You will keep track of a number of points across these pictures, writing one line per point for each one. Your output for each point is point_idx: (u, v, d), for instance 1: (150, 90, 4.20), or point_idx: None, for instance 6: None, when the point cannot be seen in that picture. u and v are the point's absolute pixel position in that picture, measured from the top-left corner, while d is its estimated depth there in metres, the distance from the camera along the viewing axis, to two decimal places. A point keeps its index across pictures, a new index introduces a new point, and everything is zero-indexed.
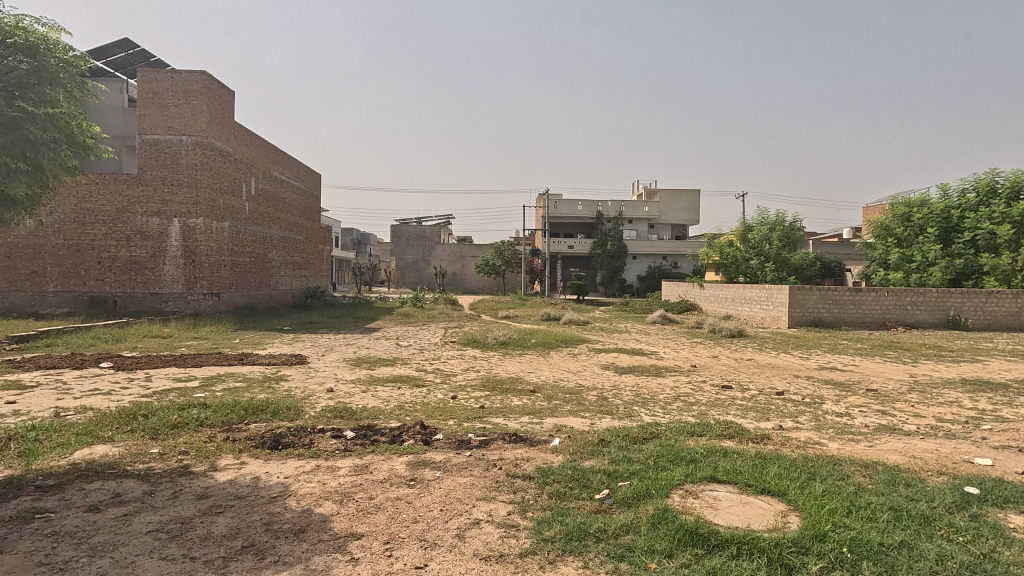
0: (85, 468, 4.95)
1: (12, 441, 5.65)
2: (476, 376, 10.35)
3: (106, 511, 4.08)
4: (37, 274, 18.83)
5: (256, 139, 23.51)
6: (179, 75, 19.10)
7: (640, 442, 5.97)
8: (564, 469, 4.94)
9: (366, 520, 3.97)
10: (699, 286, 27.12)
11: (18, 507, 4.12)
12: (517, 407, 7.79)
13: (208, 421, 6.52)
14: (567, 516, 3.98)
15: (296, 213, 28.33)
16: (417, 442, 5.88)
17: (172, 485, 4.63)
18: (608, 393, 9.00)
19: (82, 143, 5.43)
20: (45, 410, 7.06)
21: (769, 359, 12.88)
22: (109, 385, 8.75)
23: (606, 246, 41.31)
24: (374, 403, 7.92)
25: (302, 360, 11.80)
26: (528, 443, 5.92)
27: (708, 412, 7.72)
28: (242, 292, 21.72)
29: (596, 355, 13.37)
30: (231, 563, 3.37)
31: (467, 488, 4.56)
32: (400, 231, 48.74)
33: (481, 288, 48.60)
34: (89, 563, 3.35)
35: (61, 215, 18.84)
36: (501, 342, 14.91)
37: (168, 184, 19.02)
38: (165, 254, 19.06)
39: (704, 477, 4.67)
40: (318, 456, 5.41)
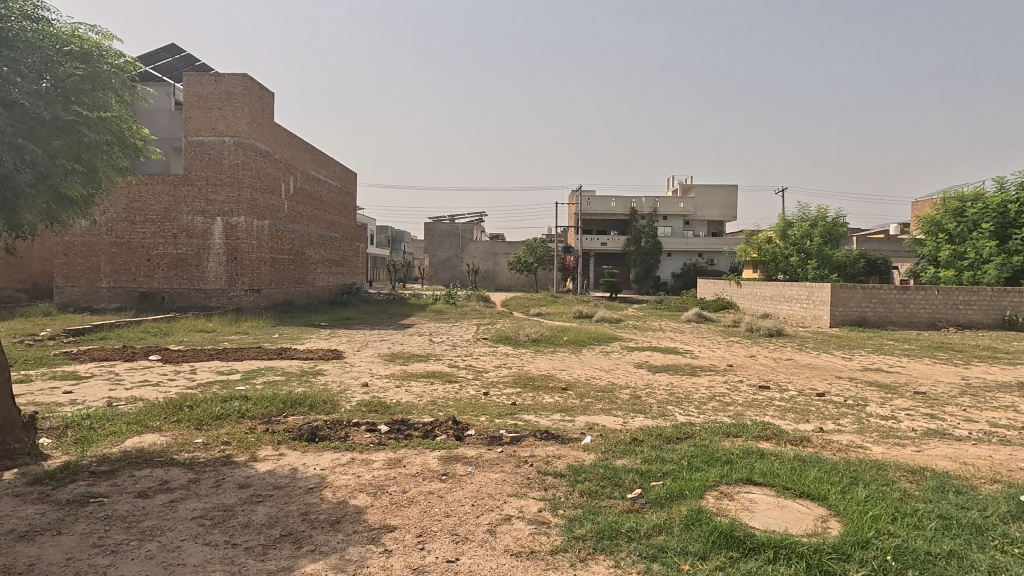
0: (134, 456, 5.18)
1: (70, 429, 5.98)
2: (508, 374, 10.37)
3: (154, 497, 4.27)
4: (91, 271, 19.81)
5: (295, 139, 24.09)
6: (222, 78, 19.72)
7: (674, 442, 5.88)
8: (595, 467, 4.91)
9: (399, 513, 4.04)
10: (736, 284, 26.54)
11: (74, 491, 4.36)
12: (549, 404, 7.80)
13: (248, 413, 6.76)
14: (599, 515, 3.96)
15: (333, 211, 28.93)
16: (449, 437, 5.95)
17: (215, 474, 4.81)
18: (641, 392, 8.89)
19: (133, 145, 5.66)
20: (98, 400, 7.43)
21: (810, 359, 12.47)
22: (158, 377, 9.17)
23: (640, 243, 40.83)
24: (408, 398, 8.05)
25: (339, 355, 12.09)
26: (560, 441, 5.91)
27: (745, 412, 7.57)
28: (282, 288, 22.38)
29: (629, 353, 13.25)
30: (270, 550, 3.48)
31: (499, 484, 4.59)
32: (433, 228, 49.24)
33: (514, 286, 48.68)
34: (139, 546, 3.51)
35: (114, 214, 19.77)
36: (533, 339, 14.93)
37: (212, 183, 19.72)
38: (209, 252, 19.78)
39: (740, 479, 4.57)
40: (353, 449, 5.53)
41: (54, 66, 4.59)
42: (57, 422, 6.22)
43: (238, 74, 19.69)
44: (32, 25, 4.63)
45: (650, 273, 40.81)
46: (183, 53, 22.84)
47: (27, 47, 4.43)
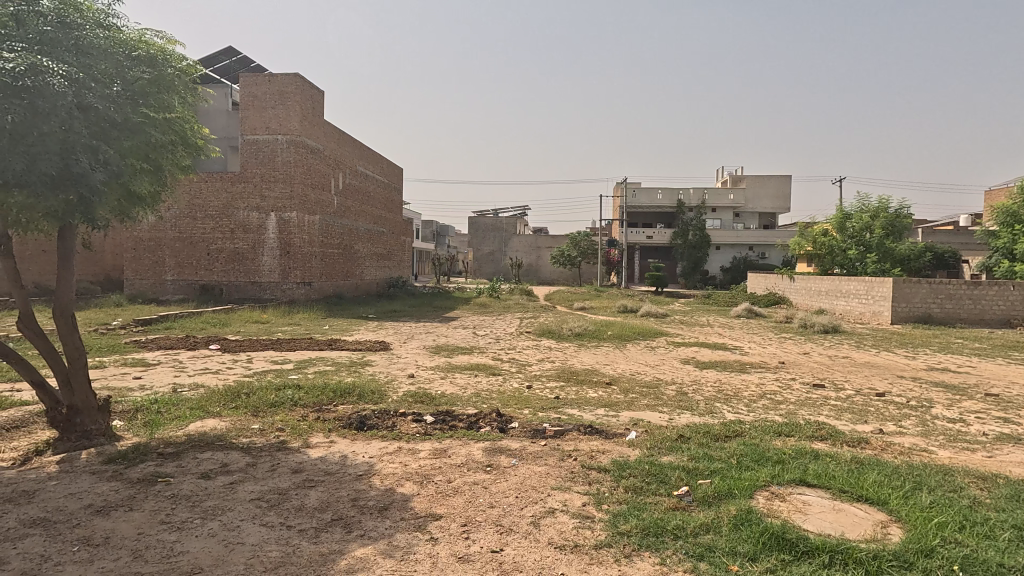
0: (197, 440, 5.47)
1: (139, 412, 6.38)
2: (552, 368, 10.34)
3: (216, 479, 4.51)
4: (157, 264, 20.97)
5: (344, 136, 24.72)
6: (276, 78, 20.40)
7: (722, 440, 5.74)
8: (640, 463, 4.85)
9: (444, 502, 4.11)
10: (789, 278, 25.55)
11: (144, 470, 4.66)
12: (593, 399, 7.75)
13: (301, 401, 7.02)
14: (644, 512, 3.91)
15: (380, 207, 29.59)
16: (494, 429, 6.01)
17: (271, 459, 5.02)
18: (687, 389, 8.70)
19: (194, 144, 5.99)
20: (164, 386, 7.90)
21: (870, 357, 11.87)
22: (218, 365, 9.66)
23: (687, 236, 39.88)
24: (452, 389, 8.17)
25: (386, 347, 12.39)
26: (604, 435, 5.87)
27: (798, 411, 7.29)
28: (331, 281, 23.07)
29: (675, 349, 12.99)
30: (323, 533, 3.62)
31: (543, 478, 4.59)
32: (477, 222, 49.58)
33: (557, 280, 48.46)
34: (202, 524, 3.71)
35: (177, 211, 20.84)
36: (576, 333, 14.85)
37: (266, 180, 20.52)
38: (264, 246, 20.61)
39: (793, 480, 4.40)
40: (399, 438, 5.67)
41: (124, 71, 4.84)
42: (128, 405, 6.65)
43: (290, 74, 20.32)
44: (104, 32, 4.82)
45: (698, 267, 39.80)
46: (239, 55, 23.80)
47: (100, 54, 4.67)
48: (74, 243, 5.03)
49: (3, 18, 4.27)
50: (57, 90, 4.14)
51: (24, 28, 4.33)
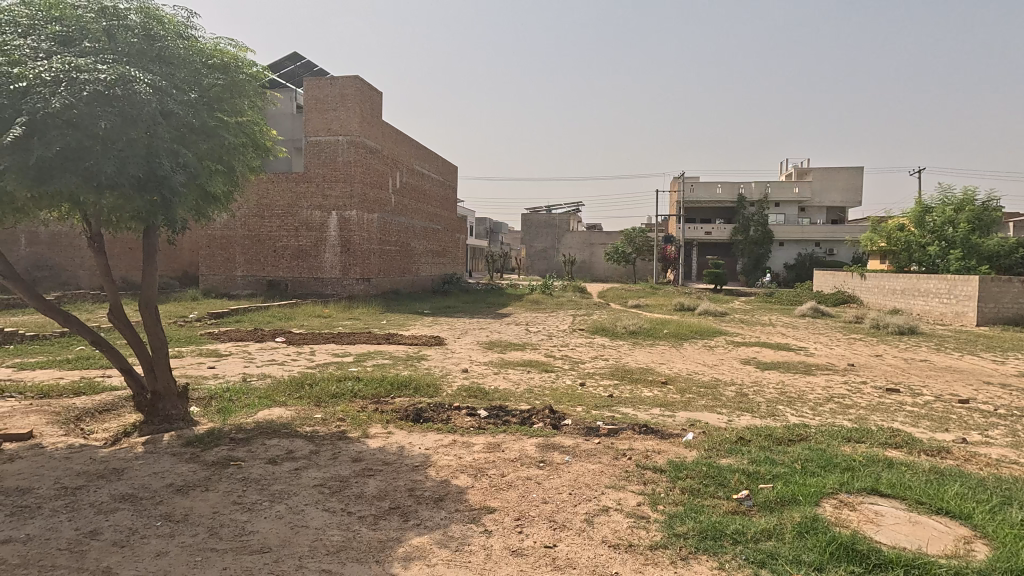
0: (265, 427, 5.78)
1: (213, 399, 6.82)
2: (605, 365, 10.23)
3: (282, 464, 4.75)
4: (229, 261, 22.19)
5: (401, 135, 25.32)
6: (337, 81, 21.11)
7: (785, 444, 5.49)
8: (698, 465, 4.72)
9: (498, 495, 4.16)
10: (859, 276, 24.14)
11: (218, 453, 4.97)
12: (647, 398, 7.61)
13: (360, 393, 7.27)
14: (701, 514, 3.81)
15: (435, 204, 30.14)
16: (546, 425, 6.02)
17: (333, 447, 5.23)
18: (748, 390, 8.38)
19: (263, 146, 6.34)
20: (235, 375, 8.39)
21: (951, 361, 11.03)
22: (283, 357, 10.16)
23: (749, 232, 38.42)
24: (506, 385, 8.24)
25: (440, 342, 12.63)
26: (660, 436, 5.74)
27: (869, 417, 6.88)
28: (389, 277, 23.72)
29: (735, 348, 12.55)
30: (381, 521, 3.74)
31: (596, 476, 4.55)
32: (530, 219, 49.57)
33: (611, 277, 47.80)
34: (270, 507, 3.92)
35: (247, 210, 22.00)
36: (631, 331, 14.61)
37: (328, 180, 21.35)
38: (326, 244, 21.46)
39: (864, 488, 4.17)
40: (454, 431, 5.77)
41: (200, 79, 5.18)
42: (204, 393, 7.11)
43: (351, 76, 20.98)
44: (184, 42, 5.16)
45: (760, 264, 38.32)
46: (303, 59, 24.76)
47: (180, 63, 5.02)
48: (157, 241, 5.41)
49: (97, 33, 4.63)
50: (143, 98, 4.40)
51: (115, 42, 4.70)
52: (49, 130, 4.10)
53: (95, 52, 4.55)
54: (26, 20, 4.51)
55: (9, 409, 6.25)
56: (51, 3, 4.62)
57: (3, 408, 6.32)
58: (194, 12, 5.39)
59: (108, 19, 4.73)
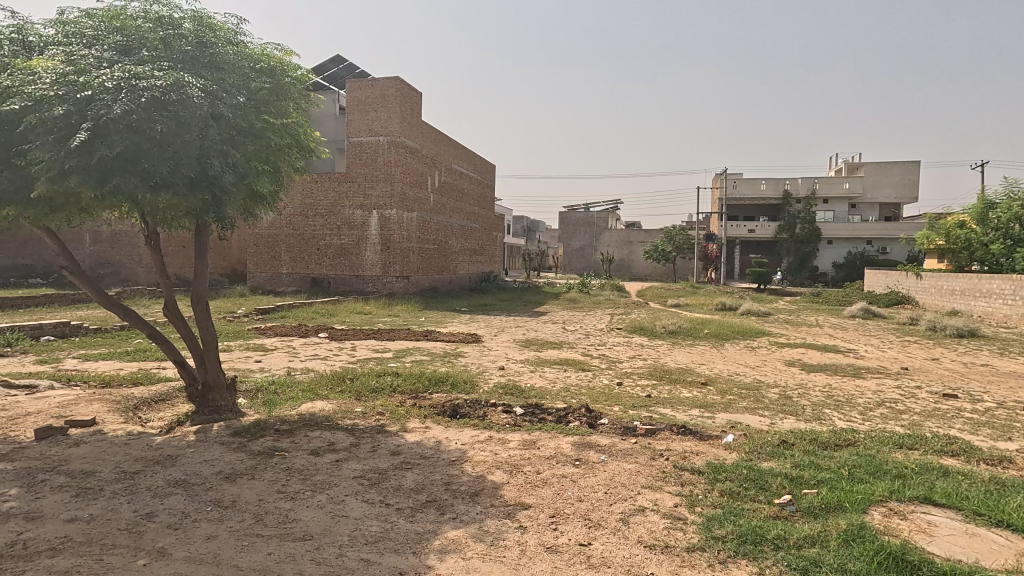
0: (308, 419, 5.96)
1: (260, 392, 7.09)
2: (643, 365, 10.09)
3: (324, 456, 4.90)
4: (275, 259, 22.94)
5: (440, 135, 25.64)
6: (378, 83, 21.51)
7: (832, 448, 5.31)
8: (738, 467, 4.61)
9: (533, 492, 4.16)
10: (914, 276, 23.00)
11: (264, 443, 5.16)
12: (687, 399, 7.47)
13: (399, 388, 7.41)
14: (741, 518, 3.72)
15: (473, 203, 30.37)
16: (582, 424, 6.00)
17: (372, 440, 5.35)
18: (791, 392, 8.12)
19: (307, 146, 6.54)
20: (280, 369, 8.69)
21: (1016, 366, 10.39)
22: (326, 352, 10.47)
23: (794, 230, 37.16)
24: (542, 383, 8.26)
25: (477, 339, 12.73)
26: (698, 437, 5.64)
27: (923, 423, 6.56)
28: (427, 275, 24.02)
29: (779, 350, 12.17)
30: (418, 513, 3.81)
31: (633, 475, 4.51)
32: (568, 217, 49.34)
33: (650, 276, 47.08)
34: (312, 496, 4.05)
35: (292, 209, 22.69)
36: (670, 331, 14.37)
37: (369, 179, 21.83)
38: (367, 242, 21.94)
39: (916, 497, 3.99)
40: (490, 427, 5.82)
41: (249, 83, 5.40)
42: (251, 385, 7.40)
43: (391, 77, 21.33)
44: (234, 48, 5.37)
45: (806, 263, 36.98)
46: (345, 62, 25.28)
47: (229, 68, 5.24)
48: (208, 238, 5.65)
49: (154, 42, 4.87)
50: (195, 102, 4.59)
51: (170, 50, 4.94)
52: (111, 134, 4.33)
53: (152, 60, 4.80)
54: (91, 32, 4.78)
55: (74, 397, 6.66)
56: (112, 14, 4.88)
57: (69, 396, 6.74)
58: (243, 19, 5.60)
59: (164, 28, 4.97)
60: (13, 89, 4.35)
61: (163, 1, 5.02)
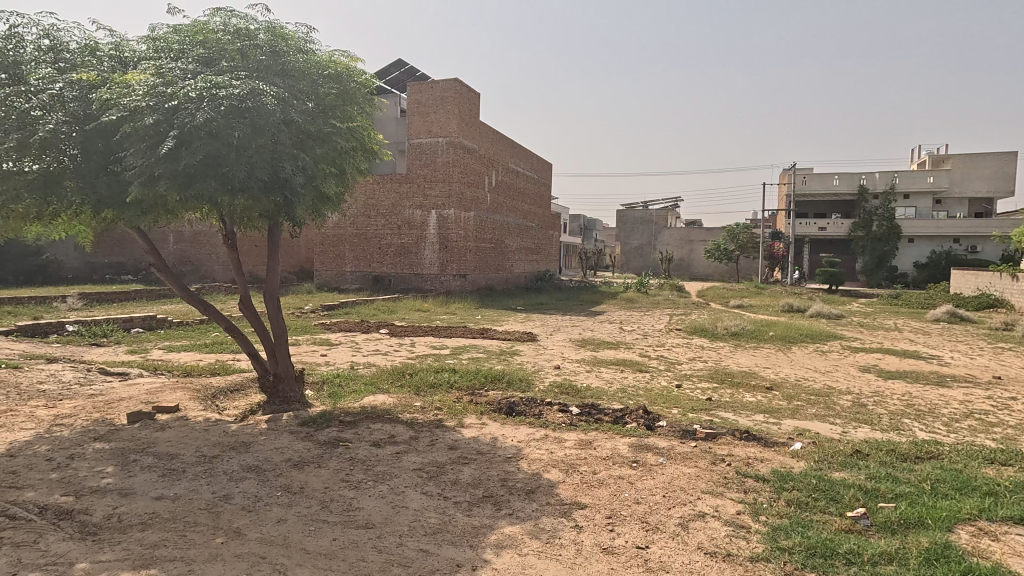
0: (370, 412, 6.17)
1: (326, 384, 7.43)
2: (704, 368, 9.78)
3: (384, 447, 5.06)
4: (339, 257, 23.87)
5: (498, 136, 25.87)
6: (437, 85, 21.94)
7: (911, 461, 4.97)
8: (807, 476, 4.40)
9: (590, 492, 4.14)
10: (1009, 277, 21.08)
11: (329, 434, 5.39)
12: (750, 403, 7.19)
13: (456, 384, 7.55)
14: (810, 529, 3.54)
15: (530, 202, 30.44)
16: (640, 425, 5.91)
17: (430, 434, 5.48)
18: (866, 400, 7.64)
19: (370, 149, 6.76)
20: (343, 363, 9.07)
21: None
22: (386, 347, 10.81)
23: (870, 228, 35.05)
24: (598, 383, 8.17)
25: (533, 337, 12.76)
26: (763, 443, 5.42)
27: (1018, 437, 6.01)
28: (484, 273, 24.28)
29: (853, 355, 11.48)
30: (475, 508, 3.88)
31: (693, 480, 4.39)
32: (626, 216, 48.50)
33: (711, 275, 45.60)
34: (374, 486, 4.20)
35: (356, 209, 23.56)
36: (732, 332, 13.88)
37: (428, 180, 22.33)
38: (426, 241, 22.46)
39: (1010, 518, 3.66)
40: (546, 426, 5.83)
41: (317, 89, 5.66)
42: (317, 378, 7.77)
43: (450, 79, 21.70)
44: (304, 57, 5.64)
45: (884, 263, 34.68)
46: (407, 65, 25.92)
47: (299, 75, 5.51)
48: (279, 237, 5.95)
49: (232, 53, 5.19)
50: (270, 109, 4.87)
51: (246, 60, 5.25)
52: (194, 140, 4.64)
53: (230, 70, 5.12)
54: (177, 46, 5.16)
55: (160, 385, 7.22)
56: (195, 29, 5.23)
57: (155, 384, 7.30)
58: (312, 27, 5.85)
59: (242, 39, 5.28)
60: (111, 101, 4.73)
61: (241, 14, 5.33)
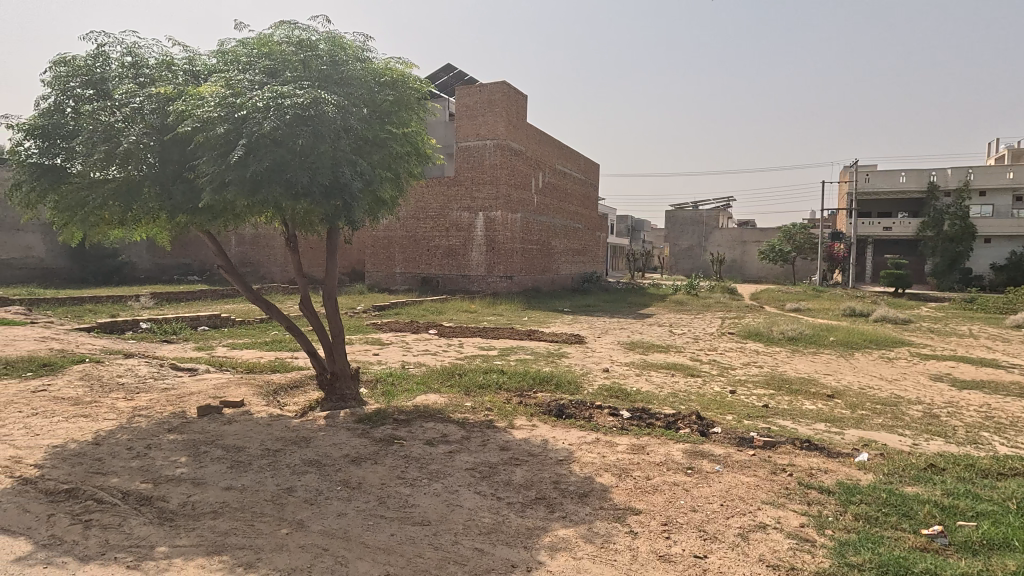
0: (422, 411, 6.29)
1: (379, 383, 7.63)
2: (759, 373, 9.46)
3: (437, 446, 5.15)
4: (389, 259, 24.44)
5: (545, 137, 25.87)
6: (485, 88, 22.16)
7: (992, 477, 4.65)
8: (876, 490, 4.18)
9: (644, 498, 4.08)
10: None
11: (385, 431, 5.54)
12: (811, 412, 6.89)
13: (504, 385, 7.60)
14: (881, 546, 3.37)
15: (577, 202, 30.26)
16: (693, 431, 5.78)
17: (482, 435, 5.53)
18: (938, 411, 7.18)
19: (424, 153, 6.92)
20: (396, 362, 9.28)
21: None
22: (435, 348, 10.98)
23: (941, 228, 32.94)
24: (649, 387, 8.03)
25: (581, 340, 12.67)
26: (826, 454, 5.19)
27: None
28: (530, 274, 24.32)
29: (923, 362, 10.81)
30: (528, 509, 3.89)
31: (751, 489, 4.25)
32: (675, 216, 47.47)
33: (766, 277, 44.03)
34: (429, 484, 4.28)
35: (405, 212, 24.08)
36: (789, 337, 13.35)
37: (476, 182, 22.58)
38: (473, 243, 22.71)
39: None
40: (597, 429, 5.79)
41: (374, 96, 5.82)
42: (371, 376, 7.98)
43: (498, 82, 21.88)
44: (362, 65, 5.82)
45: (957, 265, 32.48)
46: (455, 70, 26.35)
47: (358, 83, 5.69)
48: (338, 240, 6.17)
49: (295, 64, 5.42)
50: (330, 116, 5.06)
51: (308, 69, 5.47)
52: (261, 148, 4.88)
53: (294, 80, 5.35)
54: (245, 59, 5.43)
55: (227, 380, 7.61)
56: (261, 42, 5.49)
57: (222, 379, 7.71)
58: (369, 36, 6.02)
59: (304, 50, 5.50)
60: (186, 112, 5.02)
61: (303, 26, 5.54)
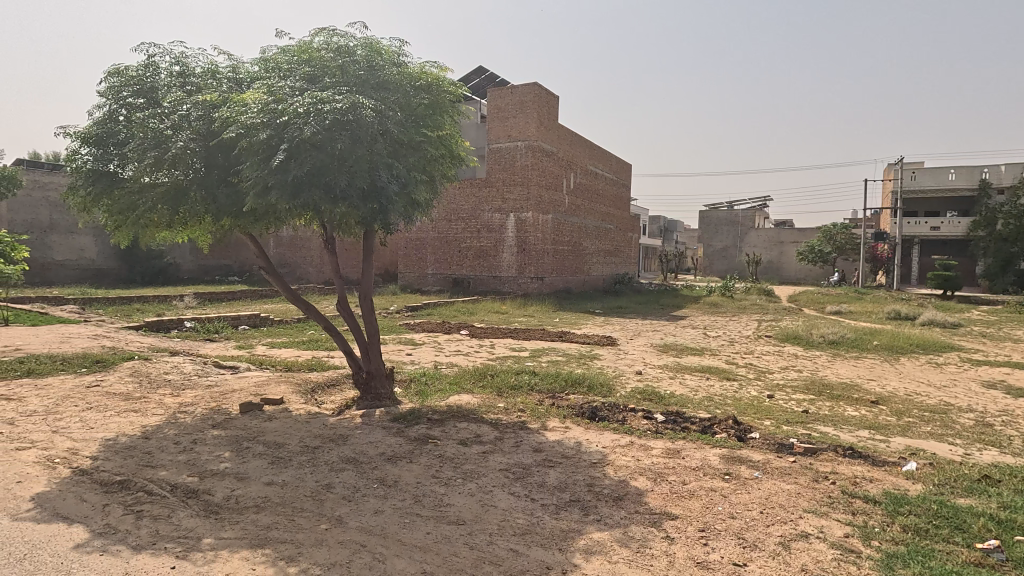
0: (456, 411, 6.34)
1: (413, 383, 7.72)
2: (798, 377, 9.20)
3: (471, 446, 5.19)
4: (421, 260, 24.73)
5: (576, 138, 25.76)
6: (517, 89, 22.21)
7: None
8: (926, 501, 4.02)
9: (680, 503, 4.02)
10: None
11: (419, 431, 5.60)
12: (853, 418, 6.66)
13: (537, 386, 7.60)
14: (931, 559, 3.24)
15: (609, 203, 30.03)
16: (730, 436, 5.67)
17: (515, 436, 5.55)
18: (992, 420, 6.84)
19: (457, 155, 6.99)
20: (429, 363, 9.39)
21: None
22: (467, 348, 11.06)
23: (993, 227, 31.26)
24: (683, 391, 7.91)
25: (613, 342, 12.55)
26: (871, 462, 5.01)
27: None
28: (561, 275, 24.25)
29: (975, 368, 10.32)
30: (562, 511, 3.88)
31: (792, 497, 4.14)
32: (708, 216, 46.59)
33: (804, 279, 42.79)
34: (463, 484, 4.31)
35: (438, 214, 24.33)
36: (830, 341, 12.94)
37: (507, 183, 22.64)
38: (504, 244, 22.79)
39: None
40: (631, 432, 5.73)
41: (410, 100, 5.92)
42: (405, 376, 8.09)
43: (530, 83, 21.91)
44: (398, 70, 5.92)
45: (1011, 266, 30.40)
46: (487, 72, 26.49)
47: (394, 87, 5.79)
48: (374, 242, 6.28)
49: (334, 69, 5.55)
50: (368, 121, 5.17)
51: (346, 75, 5.60)
52: (302, 153, 5.01)
53: (333, 86, 5.49)
54: (286, 66, 5.59)
55: (267, 378, 7.84)
56: (301, 48, 5.63)
57: (262, 377, 7.95)
58: (405, 41, 6.12)
59: (342, 56, 5.63)
60: (231, 119, 5.20)
61: (342, 33, 5.67)
